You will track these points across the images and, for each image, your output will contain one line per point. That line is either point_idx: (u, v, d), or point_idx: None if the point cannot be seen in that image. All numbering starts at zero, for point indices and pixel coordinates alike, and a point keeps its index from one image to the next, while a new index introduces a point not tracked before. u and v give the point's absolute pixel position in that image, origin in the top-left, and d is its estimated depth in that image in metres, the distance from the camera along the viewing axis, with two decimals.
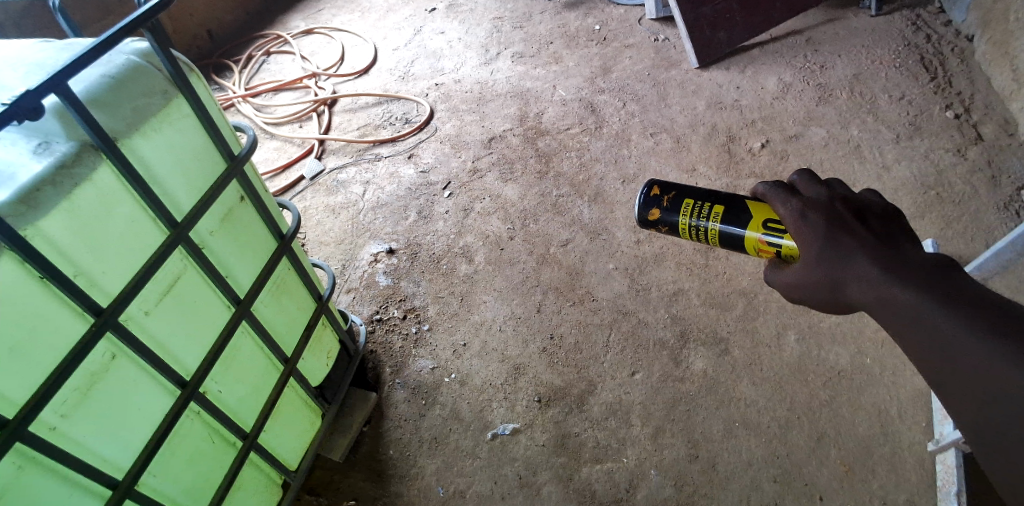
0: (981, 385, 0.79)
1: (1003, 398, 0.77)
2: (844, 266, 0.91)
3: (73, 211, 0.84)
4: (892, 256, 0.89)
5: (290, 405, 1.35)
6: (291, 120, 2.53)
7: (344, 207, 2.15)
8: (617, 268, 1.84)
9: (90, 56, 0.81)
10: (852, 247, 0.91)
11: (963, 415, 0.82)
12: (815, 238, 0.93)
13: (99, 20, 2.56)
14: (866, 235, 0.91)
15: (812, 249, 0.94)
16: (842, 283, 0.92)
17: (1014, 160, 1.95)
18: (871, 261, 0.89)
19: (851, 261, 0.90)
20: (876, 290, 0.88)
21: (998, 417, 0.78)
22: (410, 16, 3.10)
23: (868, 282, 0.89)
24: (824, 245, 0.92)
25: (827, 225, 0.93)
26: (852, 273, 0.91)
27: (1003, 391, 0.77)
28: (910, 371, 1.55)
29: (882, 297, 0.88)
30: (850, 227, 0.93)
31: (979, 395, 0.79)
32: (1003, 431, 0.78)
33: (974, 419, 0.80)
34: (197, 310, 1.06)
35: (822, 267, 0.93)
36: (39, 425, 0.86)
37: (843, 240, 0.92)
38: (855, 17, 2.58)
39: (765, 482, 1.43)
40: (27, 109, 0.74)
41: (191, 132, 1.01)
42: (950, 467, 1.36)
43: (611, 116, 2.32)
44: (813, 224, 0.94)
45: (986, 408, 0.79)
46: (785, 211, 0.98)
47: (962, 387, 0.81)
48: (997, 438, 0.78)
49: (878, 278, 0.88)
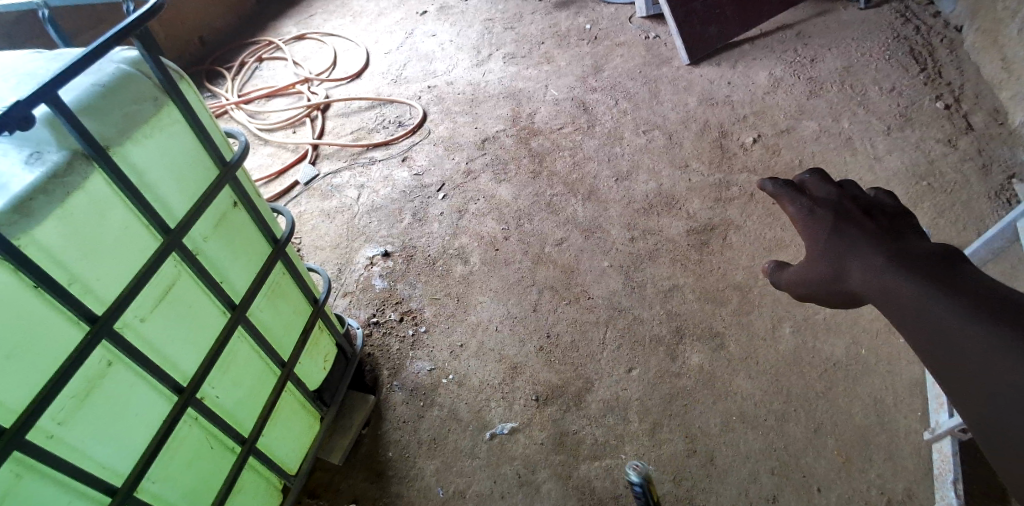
0: (988, 382, 0.74)
1: (1011, 394, 0.72)
2: (852, 257, 0.89)
3: (67, 219, 0.85)
4: (898, 247, 0.86)
5: (289, 408, 1.35)
6: (285, 126, 2.54)
7: (339, 211, 2.15)
8: (612, 265, 1.85)
9: (79, 66, 0.82)
10: (857, 237, 0.89)
11: (970, 414, 0.76)
12: (822, 230, 0.92)
13: (90, 30, 2.56)
14: (874, 227, 0.90)
15: (819, 241, 0.92)
16: (845, 274, 0.89)
17: (1005, 149, 1.96)
18: (877, 251, 0.87)
19: (855, 250, 0.89)
20: (879, 279, 0.85)
21: (1006, 416, 0.72)
22: (401, 19, 3.11)
23: (872, 269, 0.86)
24: (832, 236, 0.91)
25: (835, 218, 0.92)
26: (855, 261, 0.88)
27: (1011, 387, 0.72)
28: (905, 361, 1.56)
29: (885, 288, 0.84)
30: (860, 221, 0.91)
31: (984, 392, 0.74)
32: (1012, 430, 0.72)
33: (980, 418, 0.75)
34: (194, 315, 1.07)
35: (829, 260, 0.91)
36: (37, 431, 0.86)
37: (849, 232, 0.90)
38: (844, 10, 2.59)
39: (763, 474, 1.43)
40: (18, 118, 0.74)
41: (183, 138, 1.01)
42: (946, 455, 1.37)
43: (603, 114, 2.33)
44: (822, 219, 0.93)
45: (994, 405, 0.73)
46: (793, 208, 0.95)
47: (966, 384, 0.75)
48: (1007, 440, 0.73)
49: (881, 266, 0.85)
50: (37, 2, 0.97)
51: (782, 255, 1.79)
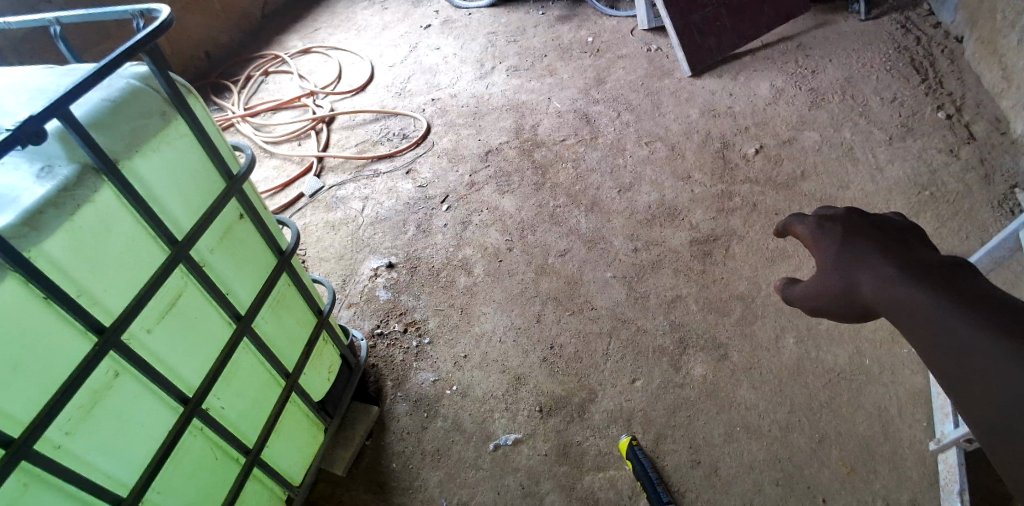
0: (991, 389, 0.73)
1: (1014, 395, 0.71)
2: (862, 267, 0.87)
3: (76, 231, 0.86)
4: (908, 256, 0.85)
5: (292, 420, 1.36)
6: (290, 138, 2.56)
7: (344, 222, 2.17)
8: (615, 276, 1.85)
9: (90, 81, 0.83)
10: (867, 248, 0.88)
11: (974, 415, 0.75)
12: (832, 245, 0.91)
13: (98, 46, 2.60)
14: (884, 235, 0.88)
15: (829, 255, 0.91)
16: (856, 284, 0.88)
17: (1007, 159, 1.97)
18: (886, 260, 0.85)
19: (865, 260, 0.87)
20: (889, 289, 0.83)
21: (1008, 419, 0.72)
22: (406, 33, 3.15)
23: (883, 280, 0.85)
24: (842, 249, 0.89)
25: (844, 231, 0.91)
26: (865, 272, 0.87)
27: (1014, 390, 0.71)
28: (908, 371, 1.56)
29: (896, 299, 0.82)
30: (870, 232, 0.89)
31: (988, 396, 0.73)
32: (1017, 433, 0.71)
33: (984, 420, 0.74)
34: (199, 326, 1.08)
35: (840, 272, 0.89)
36: (44, 443, 0.87)
37: (857, 243, 0.89)
38: (845, 22, 2.62)
39: (767, 484, 1.43)
40: (29, 133, 0.76)
41: (191, 151, 1.03)
42: (951, 465, 1.36)
43: (606, 126, 2.35)
44: (831, 233, 0.91)
45: (999, 408, 0.72)
46: (802, 227, 0.95)
47: (974, 390, 0.74)
48: (1010, 442, 0.72)
49: (891, 275, 0.84)
50: (48, 20, 0.99)
51: (785, 265, 1.80)
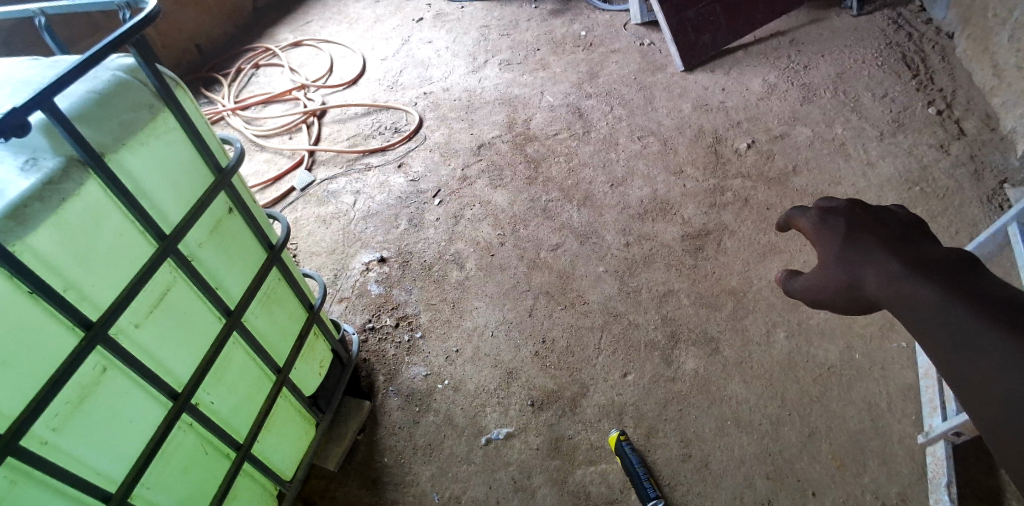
0: (995, 389, 0.73)
1: (1015, 394, 0.72)
2: (867, 263, 0.84)
3: (62, 225, 0.85)
4: (912, 253, 0.83)
5: (283, 415, 1.35)
6: (281, 132, 2.54)
7: (335, 217, 2.15)
8: (607, 270, 1.86)
9: (76, 73, 0.82)
10: (870, 244, 0.85)
11: (976, 411, 0.76)
12: (834, 238, 0.88)
13: (86, 37, 2.57)
14: (888, 232, 0.86)
15: (831, 249, 0.87)
16: (861, 280, 0.85)
17: (996, 154, 1.98)
18: (891, 257, 0.83)
19: (869, 256, 0.85)
20: (895, 286, 0.82)
21: (1009, 418, 0.72)
22: (398, 26, 3.13)
23: (887, 277, 0.83)
24: (845, 245, 0.86)
25: (846, 227, 0.88)
26: (869, 267, 0.84)
27: (1016, 388, 0.72)
28: (898, 365, 1.57)
29: (902, 295, 0.81)
30: (873, 228, 0.87)
31: (991, 395, 0.74)
32: (1017, 429, 0.72)
33: (988, 417, 0.74)
34: (189, 320, 1.07)
35: (843, 267, 0.86)
36: (32, 438, 0.86)
37: (861, 238, 0.86)
38: (838, 17, 2.62)
39: (757, 478, 1.44)
40: (14, 125, 0.75)
41: (180, 145, 1.02)
42: (939, 459, 1.38)
43: (598, 120, 2.34)
44: (834, 228, 0.88)
45: (1003, 407, 0.73)
46: (804, 221, 0.91)
47: (982, 389, 0.74)
48: (1012, 439, 0.72)
49: (896, 272, 0.82)
50: (32, 10, 0.97)
51: (777, 260, 1.80)
